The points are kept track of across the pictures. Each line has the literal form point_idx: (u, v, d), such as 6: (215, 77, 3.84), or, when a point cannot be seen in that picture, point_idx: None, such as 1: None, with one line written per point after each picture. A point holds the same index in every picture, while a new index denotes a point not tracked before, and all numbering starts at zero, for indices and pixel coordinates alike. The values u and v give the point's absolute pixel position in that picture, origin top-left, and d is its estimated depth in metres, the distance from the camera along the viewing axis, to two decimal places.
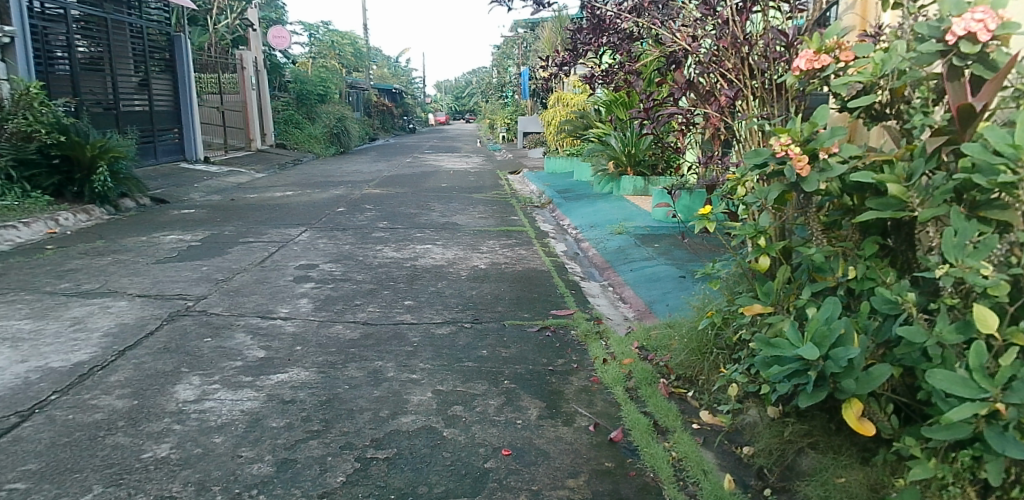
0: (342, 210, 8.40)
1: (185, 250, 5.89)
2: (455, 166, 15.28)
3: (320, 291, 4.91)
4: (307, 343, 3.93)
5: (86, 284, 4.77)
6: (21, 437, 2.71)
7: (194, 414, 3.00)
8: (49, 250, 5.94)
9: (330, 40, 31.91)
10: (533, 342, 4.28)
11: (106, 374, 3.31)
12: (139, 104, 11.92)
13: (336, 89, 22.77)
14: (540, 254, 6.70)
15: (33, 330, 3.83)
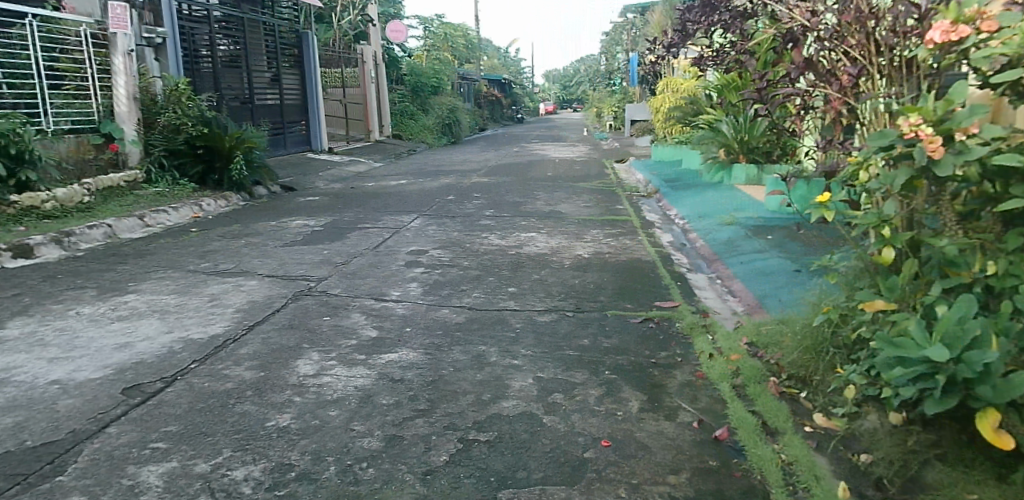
0: (451, 198, 8.64)
1: (309, 234, 6.30)
2: (561, 154, 15.29)
3: (429, 276, 5.09)
4: (415, 325, 4.09)
5: (223, 264, 5.22)
6: (165, 401, 2.99)
7: (312, 387, 3.22)
8: (194, 232, 6.56)
9: (444, 32, 32.86)
10: (636, 334, 4.21)
11: (237, 346, 3.61)
12: (270, 98, 12.82)
13: (448, 80, 23.45)
14: (645, 244, 6.55)
15: (178, 304, 4.24)
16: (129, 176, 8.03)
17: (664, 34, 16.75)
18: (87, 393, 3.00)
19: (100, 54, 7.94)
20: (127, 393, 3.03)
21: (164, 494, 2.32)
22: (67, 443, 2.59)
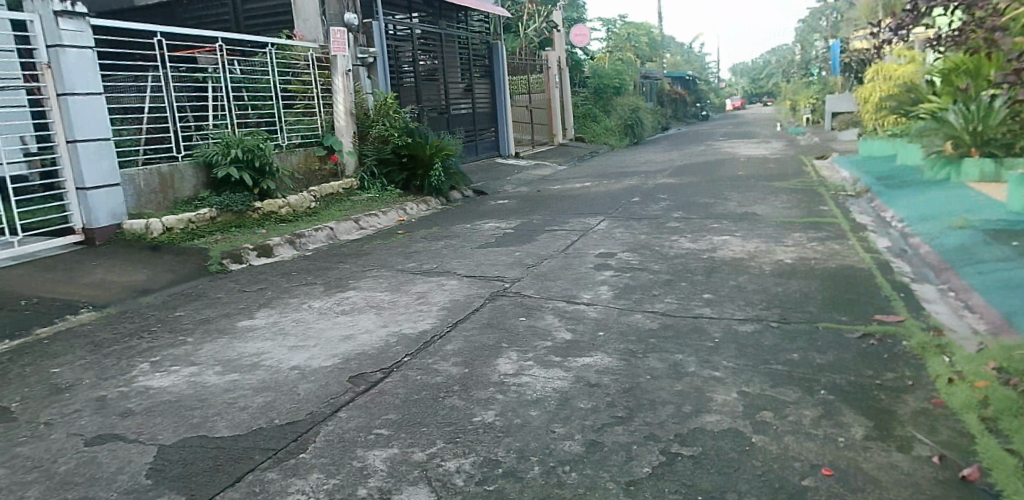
0: (637, 200, 8.49)
1: (501, 236, 6.55)
2: (751, 153, 14.36)
3: (620, 279, 5.01)
4: (609, 329, 4.04)
5: (426, 264, 5.59)
6: (385, 390, 3.24)
7: (513, 386, 3.30)
8: (400, 234, 7.15)
9: (626, 33, 32.60)
10: (854, 350, 3.76)
11: (444, 343, 3.83)
12: (464, 107, 13.62)
13: (631, 81, 23.18)
14: (858, 250, 5.86)
15: (390, 301, 4.62)
16: (346, 183, 8.90)
17: (876, 15, 14.96)
18: (320, 379, 3.36)
19: (324, 75, 8.96)
20: (353, 381, 3.33)
21: (388, 478, 2.50)
22: (306, 423, 2.91)
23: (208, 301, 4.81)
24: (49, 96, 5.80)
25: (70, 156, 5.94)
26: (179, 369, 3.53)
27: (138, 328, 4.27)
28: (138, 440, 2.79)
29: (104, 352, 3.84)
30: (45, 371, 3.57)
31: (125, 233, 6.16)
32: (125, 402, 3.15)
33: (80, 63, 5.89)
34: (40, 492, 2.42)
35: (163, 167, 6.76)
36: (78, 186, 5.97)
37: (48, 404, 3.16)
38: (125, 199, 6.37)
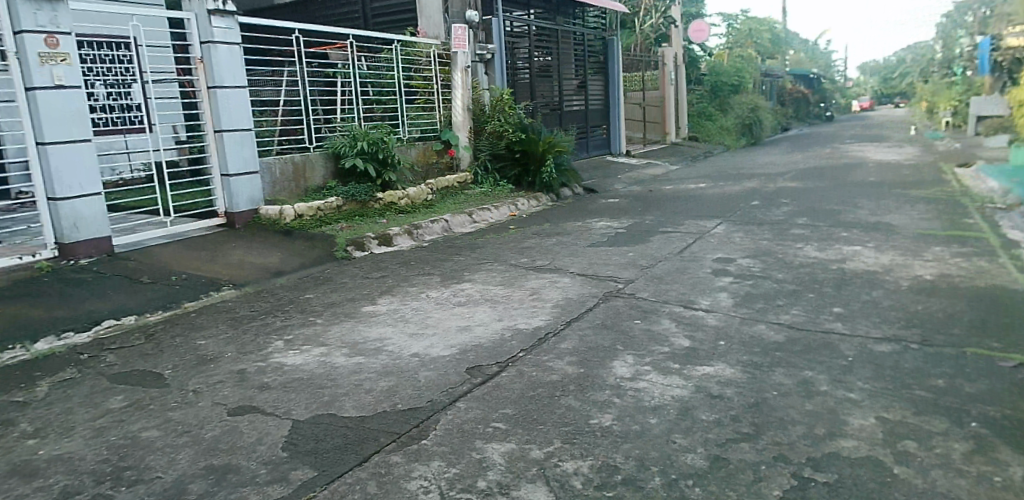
0: (757, 203, 8.10)
1: (613, 236, 6.45)
2: (883, 157, 13.33)
3: (740, 286, 4.79)
4: (730, 339, 3.86)
5: (538, 261, 5.60)
6: (502, 384, 3.26)
7: (630, 390, 3.23)
8: (512, 229, 7.20)
9: (745, 29, 31.34)
10: (1012, 380, 3.36)
11: (559, 341, 3.81)
12: (576, 103, 13.55)
13: (750, 79, 22.22)
14: (1014, 268, 5.25)
15: (504, 295, 4.66)
16: (460, 177, 9.11)
17: None
18: (440, 367, 3.44)
19: (444, 71, 9.19)
20: (471, 372, 3.38)
21: (507, 473, 2.50)
22: (428, 411, 2.98)
23: (334, 285, 5.07)
24: (203, 88, 6.32)
25: (218, 145, 6.45)
26: (310, 349, 3.74)
27: (273, 307, 4.57)
28: (274, 413, 2.96)
29: (243, 328, 4.13)
30: (193, 342, 3.89)
31: (261, 218, 6.62)
32: (263, 376, 3.36)
33: (230, 58, 6.37)
34: (190, 456, 2.62)
35: (297, 156, 7.20)
36: (223, 172, 6.47)
37: (196, 373, 3.44)
38: (262, 186, 6.84)
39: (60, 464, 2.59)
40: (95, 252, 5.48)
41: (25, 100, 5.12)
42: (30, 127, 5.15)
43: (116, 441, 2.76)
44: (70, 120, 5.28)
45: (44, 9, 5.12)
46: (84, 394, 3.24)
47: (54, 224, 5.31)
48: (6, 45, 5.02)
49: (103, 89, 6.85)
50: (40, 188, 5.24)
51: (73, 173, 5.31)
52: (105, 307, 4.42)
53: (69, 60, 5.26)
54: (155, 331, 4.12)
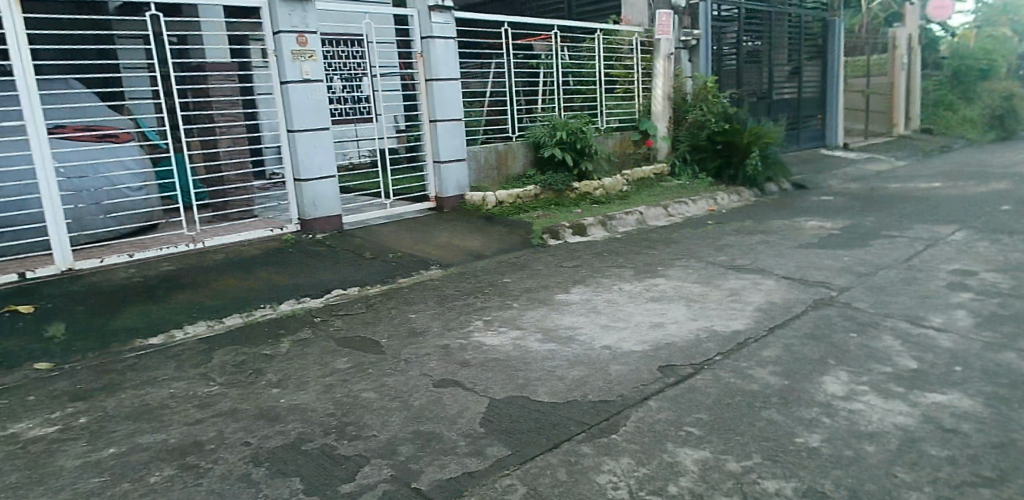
0: (1012, 208, 6.85)
1: (825, 237, 5.87)
2: None
3: (986, 305, 4.08)
4: (970, 365, 3.30)
5: (737, 259, 5.29)
6: (696, 387, 3.14)
7: (843, 411, 2.90)
8: (709, 225, 6.88)
9: (1003, 3, 26.75)
10: None
11: (760, 347, 3.56)
12: (788, 91, 12.54)
13: (1008, 61, 18.85)
14: None
15: (700, 294, 4.47)
16: (658, 168, 8.96)
17: None
18: (632, 362, 3.41)
19: (646, 59, 9.03)
20: (664, 371, 3.30)
21: (700, 482, 2.37)
22: (619, 405, 2.97)
23: (530, 272, 5.27)
24: (422, 81, 6.91)
25: (432, 134, 7.03)
26: (506, 332, 3.94)
27: (474, 288, 4.89)
28: (473, 390, 3.16)
29: (447, 307, 4.48)
30: (405, 316, 4.31)
31: (467, 204, 7.12)
32: (464, 354, 3.62)
33: (445, 52, 6.89)
34: (400, 419, 2.90)
35: (501, 145, 7.60)
36: (435, 159, 7.07)
37: (406, 345, 3.80)
38: (468, 173, 7.36)
39: (298, 411, 3.01)
40: (328, 228, 6.27)
41: (281, 93, 5.98)
42: (283, 116, 6.03)
43: (341, 398, 3.14)
44: (315, 110, 6.08)
45: (297, 11, 5.91)
46: (318, 352, 3.73)
47: (299, 201, 6.16)
48: (268, 45, 5.89)
49: (340, 83, 7.78)
50: (290, 169, 6.12)
51: (315, 156, 6.11)
52: (334, 277, 5.04)
53: (314, 57, 6.03)
54: (374, 302, 4.62)
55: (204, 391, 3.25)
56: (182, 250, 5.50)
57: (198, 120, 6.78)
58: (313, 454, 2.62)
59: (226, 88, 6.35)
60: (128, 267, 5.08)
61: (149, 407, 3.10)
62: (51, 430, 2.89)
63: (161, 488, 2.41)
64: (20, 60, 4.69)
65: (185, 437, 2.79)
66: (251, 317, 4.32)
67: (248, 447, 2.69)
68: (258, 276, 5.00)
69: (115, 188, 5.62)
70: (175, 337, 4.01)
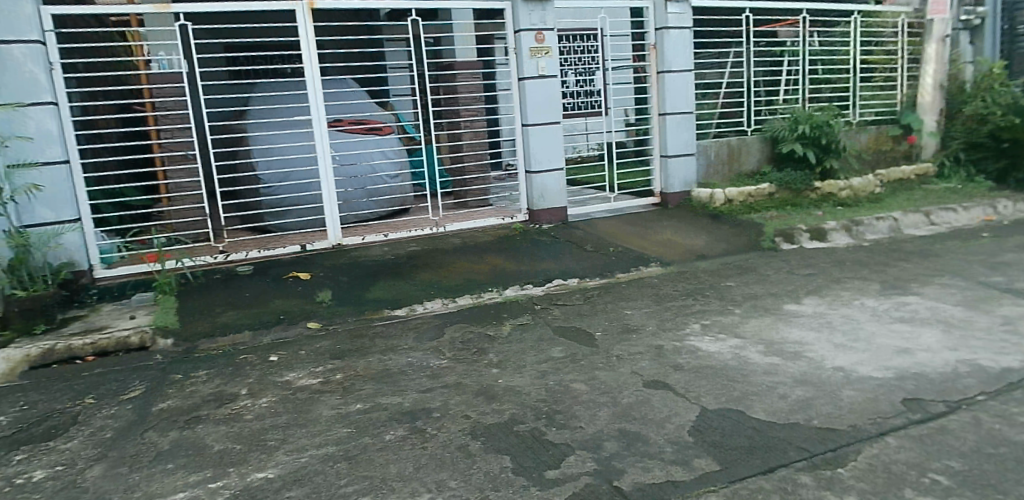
0: None
1: None
2: None
3: None
4: None
5: (1021, 282, 4.37)
6: (949, 429, 2.67)
7: None
8: (987, 237, 5.78)
9: None
10: None
11: None
12: None
13: None
14: None
15: (965, 319, 3.79)
16: (920, 169, 7.88)
17: None
18: (869, 390, 3.02)
19: (912, 44, 7.99)
20: (908, 405, 2.87)
21: None
22: (848, 436, 2.65)
23: (755, 277, 4.94)
24: (653, 74, 6.96)
25: (660, 127, 7.04)
26: (723, 340, 3.77)
27: (693, 290, 4.74)
28: (683, 396, 3.09)
29: (664, 307, 4.42)
30: (621, 312, 4.35)
31: (693, 201, 6.99)
32: (677, 358, 3.55)
33: (678, 43, 6.85)
34: (607, 415, 2.95)
35: (733, 140, 7.33)
36: (662, 153, 7.06)
37: (619, 341, 3.84)
38: (696, 168, 7.21)
39: (512, 393, 3.22)
40: (554, 219, 6.52)
41: (518, 88, 6.35)
42: (519, 111, 6.40)
43: (553, 386, 3.28)
44: (547, 105, 6.34)
45: (536, 10, 6.20)
46: (535, 339, 3.94)
47: (528, 192, 6.52)
48: (509, 42, 6.26)
49: (573, 78, 8.01)
50: (521, 162, 6.49)
51: (545, 149, 6.39)
52: (555, 267, 5.25)
53: (550, 53, 6.28)
54: (591, 295, 4.73)
55: (435, 363, 3.64)
56: (425, 233, 6.17)
57: (445, 115, 7.49)
58: (523, 436, 2.79)
59: (470, 85, 6.91)
60: (383, 245, 5.87)
61: (390, 371, 3.56)
62: (318, 381, 3.48)
63: (397, 444, 2.78)
64: (310, 62, 5.55)
65: (416, 403, 3.16)
66: (479, 299, 4.70)
67: (467, 420, 2.96)
68: (487, 261, 5.41)
69: (377, 175, 6.45)
70: (415, 311, 4.53)
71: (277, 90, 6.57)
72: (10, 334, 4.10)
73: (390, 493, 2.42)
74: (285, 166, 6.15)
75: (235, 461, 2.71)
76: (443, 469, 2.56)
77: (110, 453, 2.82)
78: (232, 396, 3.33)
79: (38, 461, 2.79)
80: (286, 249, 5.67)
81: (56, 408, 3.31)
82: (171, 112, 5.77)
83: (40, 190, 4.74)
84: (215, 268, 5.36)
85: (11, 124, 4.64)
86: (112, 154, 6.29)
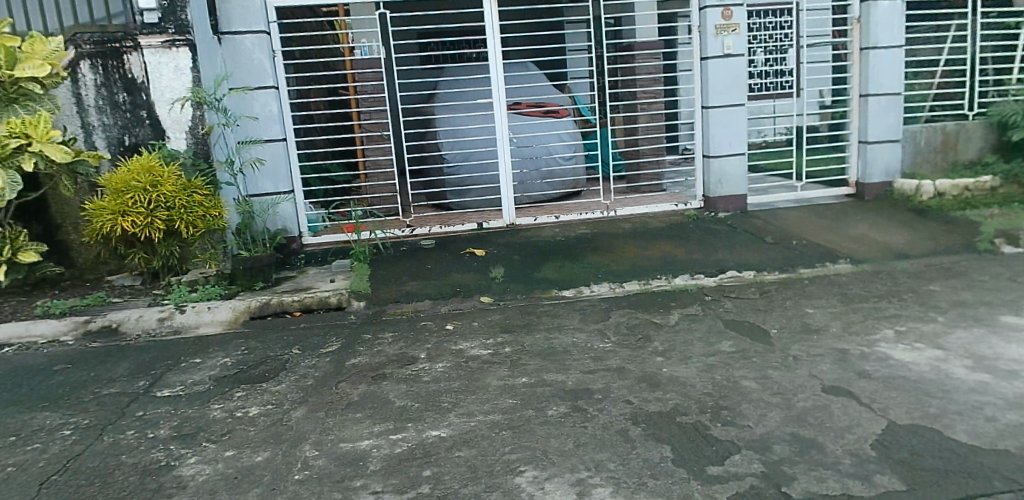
0: None
1: None
2: None
3: None
4: None
5: None
6: None
7: None
8: None
9: None
10: None
11: None
12: None
13: None
14: None
15: None
16: None
17: None
18: None
19: None
20: None
21: None
22: None
23: (968, 282, 4.32)
24: (855, 50, 6.30)
25: (860, 110, 6.36)
26: (922, 350, 3.37)
27: (888, 292, 4.27)
28: (869, 406, 2.82)
29: (852, 308, 4.04)
30: (801, 310, 4.05)
31: (894, 192, 6.26)
32: (864, 364, 3.25)
33: (889, 15, 6.10)
34: (779, 417, 2.79)
35: (949, 126, 6.53)
36: (860, 139, 6.38)
37: (797, 341, 3.59)
38: (901, 157, 6.45)
39: (677, 383, 3.17)
40: (731, 207, 6.20)
41: (700, 69, 6.09)
42: (700, 93, 6.14)
43: (721, 380, 3.17)
44: (731, 86, 6.01)
45: None
46: (704, 330, 3.81)
47: (705, 178, 6.26)
48: (693, 21, 6.01)
49: (762, 56, 7.49)
50: (700, 146, 6.25)
51: (727, 133, 6.07)
52: (730, 258, 5.01)
53: (737, 30, 5.93)
54: (769, 290, 4.46)
55: (599, 346, 3.68)
56: (596, 217, 6.20)
57: (622, 97, 7.41)
58: (687, 428, 2.74)
59: (649, 66, 6.76)
60: (555, 227, 6.01)
61: (555, 350, 3.67)
62: (488, 352, 3.69)
63: (559, 420, 2.87)
64: (494, 46, 5.78)
65: (578, 383, 3.24)
66: (647, 286, 4.64)
67: (629, 405, 2.97)
68: (658, 248, 5.31)
69: (551, 157, 6.59)
70: (583, 293, 4.60)
71: (462, 74, 6.94)
72: (236, 287, 4.84)
73: (551, 466, 2.52)
74: (467, 146, 6.51)
75: (413, 417, 2.99)
76: (603, 450, 2.61)
77: (311, 398, 3.25)
78: (411, 359, 3.66)
79: (257, 397, 3.30)
80: (464, 226, 6.04)
81: (271, 354, 3.87)
82: (370, 97, 6.35)
83: (263, 164, 5.43)
84: (402, 241, 5.86)
85: (242, 105, 5.35)
86: (321, 134, 7.09)
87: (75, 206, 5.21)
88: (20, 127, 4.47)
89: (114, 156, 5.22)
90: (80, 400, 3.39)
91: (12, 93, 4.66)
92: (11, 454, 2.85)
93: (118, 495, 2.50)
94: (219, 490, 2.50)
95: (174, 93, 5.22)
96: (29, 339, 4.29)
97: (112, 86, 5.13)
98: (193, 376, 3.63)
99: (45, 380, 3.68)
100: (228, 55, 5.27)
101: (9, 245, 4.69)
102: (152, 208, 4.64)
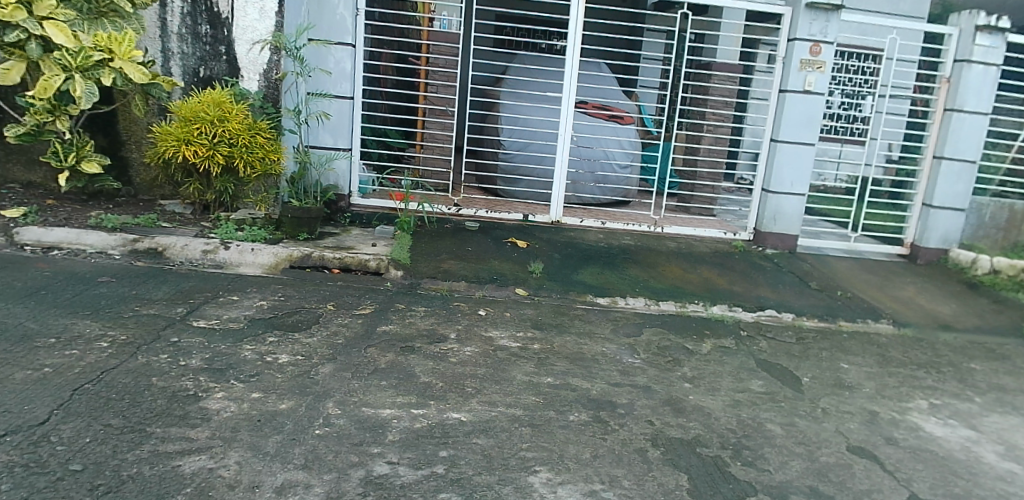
0: None
1: None
2: None
3: None
4: None
5: None
6: None
7: None
8: None
9: None
10: None
11: None
12: None
13: None
14: None
15: None
16: None
17: None
18: None
19: None
20: None
21: None
22: None
23: (1011, 367, 4.17)
24: (937, 110, 6.11)
25: (930, 172, 6.18)
26: (954, 427, 3.27)
27: (927, 362, 4.15)
28: (893, 474, 2.75)
29: (889, 371, 3.94)
30: (837, 364, 3.96)
31: (950, 261, 6.10)
32: (894, 430, 3.17)
33: (980, 80, 5.90)
34: (800, 468, 2.74)
35: (1018, 204, 6.26)
36: (924, 202, 6.21)
37: (828, 394, 3.52)
38: (963, 226, 6.25)
39: (701, 413, 3.13)
40: (780, 245, 6.08)
41: (776, 100, 5.96)
42: (771, 125, 6.02)
43: (746, 419, 3.12)
44: (804, 123, 5.88)
45: (819, 19, 5.74)
46: (735, 366, 3.75)
47: (758, 212, 6.16)
48: (779, 50, 5.90)
49: (839, 99, 7.29)
50: (760, 180, 6.16)
51: (791, 171, 5.96)
52: (771, 297, 4.92)
53: (822, 69, 5.80)
54: (806, 336, 4.37)
55: (628, 361, 3.65)
56: (643, 230, 6.17)
57: (689, 115, 7.32)
58: (705, 460, 2.71)
59: (723, 88, 6.70)
60: (599, 232, 5.97)
61: (583, 356, 3.66)
62: (517, 346, 3.69)
63: (580, 428, 2.86)
64: (573, 42, 5.74)
65: (602, 393, 3.22)
66: (683, 309, 4.58)
67: (650, 426, 2.95)
68: (699, 272, 5.26)
69: (607, 163, 6.57)
70: (617, 303, 4.56)
71: (534, 63, 6.90)
72: (281, 235, 4.93)
73: (566, 472, 2.51)
74: (526, 137, 6.50)
75: (437, 396, 3.01)
76: (618, 466, 2.59)
77: (340, 357, 3.29)
78: (441, 338, 3.67)
79: (288, 346, 3.35)
80: (510, 215, 6.04)
81: (306, 306, 3.93)
82: (441, 70, 6.36)
83: (327, 118, 5.50)
84: (447, 219, 5.89)
85: (318, 59, 5.42)
86: (387, 100, 7.17)
87: (142, 126, 5.35)
88: (106, 41, 4.58)
89: (187, 85, 5.37)
90: (120, 315, 3.48)
91: (103, 8, 4.81)
92: (50, 355, 2.95)
93: (145, 414, 2.57)
94: (241, 429, 2.55)
95: (255, 34, 5.32)
96: (78, 246, 4.41)
97: (197, 16, 5.26)
98: (228, 312, 3.71)
99: (91, 289, 3.80)
100: (314, 6, 5.31)
101: (75, 152, 4.83)
102: (215, 142, 4.73)
